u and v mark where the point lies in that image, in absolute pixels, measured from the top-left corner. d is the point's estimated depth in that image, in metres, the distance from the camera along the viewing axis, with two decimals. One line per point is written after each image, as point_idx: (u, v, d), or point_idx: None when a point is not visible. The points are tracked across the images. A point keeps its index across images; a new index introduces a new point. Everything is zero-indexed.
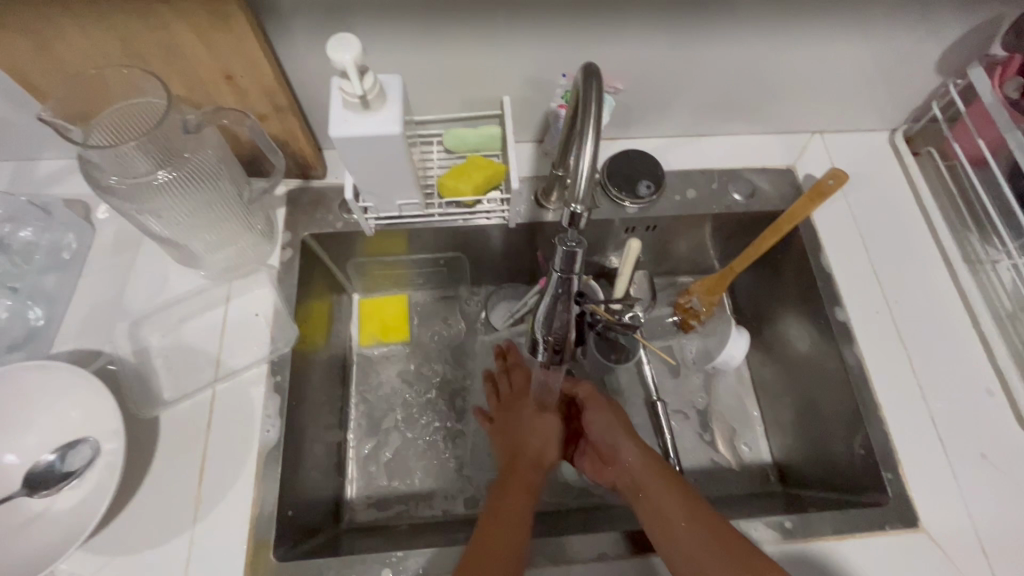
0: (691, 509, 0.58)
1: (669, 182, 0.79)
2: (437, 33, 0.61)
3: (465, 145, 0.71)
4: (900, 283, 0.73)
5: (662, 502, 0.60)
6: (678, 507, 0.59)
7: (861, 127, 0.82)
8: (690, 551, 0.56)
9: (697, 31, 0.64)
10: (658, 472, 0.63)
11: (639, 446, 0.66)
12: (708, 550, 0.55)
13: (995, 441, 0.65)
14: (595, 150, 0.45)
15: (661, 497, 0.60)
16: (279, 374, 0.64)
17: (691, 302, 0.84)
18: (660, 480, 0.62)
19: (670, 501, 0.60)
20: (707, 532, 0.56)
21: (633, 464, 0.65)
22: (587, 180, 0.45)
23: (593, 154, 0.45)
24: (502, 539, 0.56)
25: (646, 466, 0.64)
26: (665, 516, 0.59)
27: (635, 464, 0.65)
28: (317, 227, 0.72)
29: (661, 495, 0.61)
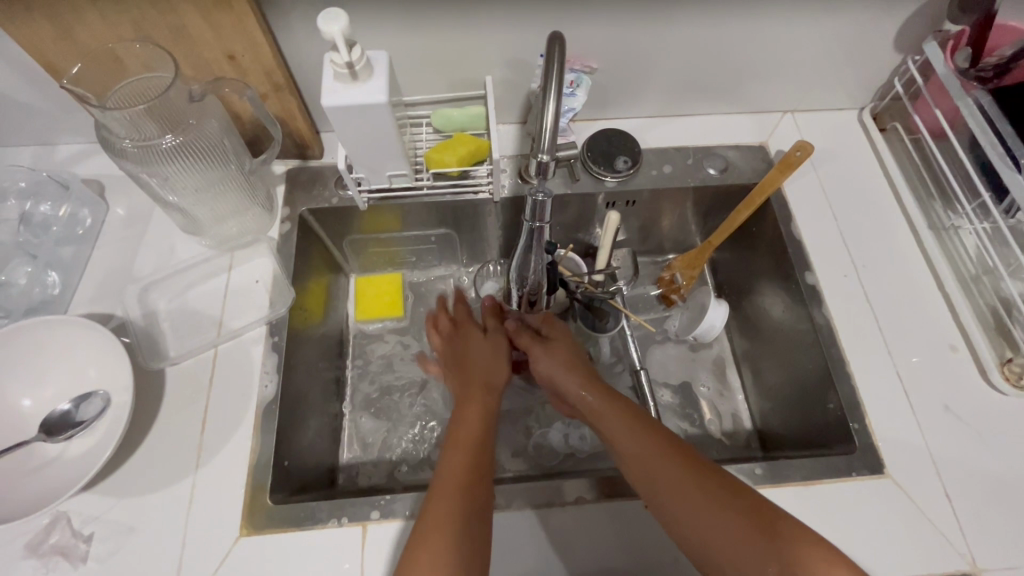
0: (648, 433, 0.59)
1: (646, 158, 0.83)
2: (421, 16, 0.66)
3: (452, 123, 0.76)
4: (866, 249, 0.77)
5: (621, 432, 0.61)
6: (638, 435, 0.60)
7: (830, 105, 0.86)
8: (646, 473, 0.57)
9: (662, 12, 0.69)
10: (612, 406, 0.63)
11: (596, 383, 0.67)
12: (664, 471, 0.56)
13: (958, 393, 0.67)
14: (557, 107, 0.50)
15: (620, 428, 0.61)
16: (277, 335, 0.69)
17: (674, 277, 0.88)
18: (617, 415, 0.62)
19: (628, 430, 0.60)
20: (661, 453, 0.57)
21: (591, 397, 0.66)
22: (551, 136, 0.51)
23: (555, 113, 0.50)
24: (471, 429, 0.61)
25: (602, 399, 0.65)
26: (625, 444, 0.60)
27: (593, 400, 0.65)
28: (315, 203, 0.77)
29: (619, 426, 0.61)
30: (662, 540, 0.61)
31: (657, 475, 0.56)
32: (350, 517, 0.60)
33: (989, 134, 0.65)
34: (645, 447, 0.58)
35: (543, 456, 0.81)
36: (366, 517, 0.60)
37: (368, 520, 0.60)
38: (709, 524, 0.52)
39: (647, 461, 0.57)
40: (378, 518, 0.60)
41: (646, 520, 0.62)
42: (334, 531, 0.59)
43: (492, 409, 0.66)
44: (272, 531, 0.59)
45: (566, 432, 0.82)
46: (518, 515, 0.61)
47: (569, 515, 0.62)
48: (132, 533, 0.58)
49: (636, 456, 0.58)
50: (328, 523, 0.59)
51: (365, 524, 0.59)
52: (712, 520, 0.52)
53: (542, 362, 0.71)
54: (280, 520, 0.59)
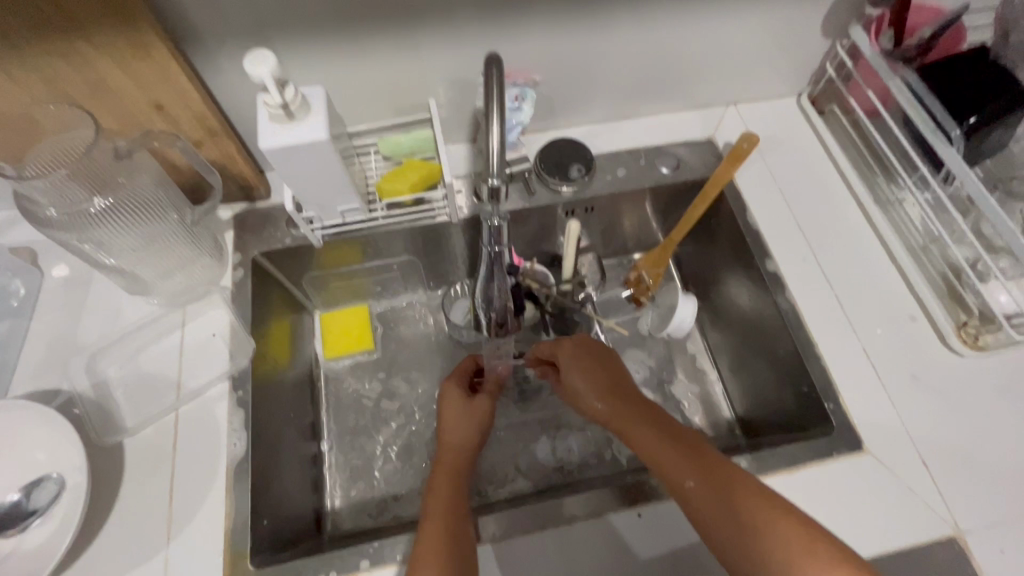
0: (784, 509, 0.51)
1: (599, 164, 0.83)
2: (353, 46, 0.65)
3: (400, 150, 0.75)
4: (820, 230, 0.78)
5: (746, 505, 0.52)
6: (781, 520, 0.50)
7: (769, 94, 0.88)
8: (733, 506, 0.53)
9: (595, 19, 0.69)
10: (736, 476, 0.55)
11: (701, 454, 0.57)
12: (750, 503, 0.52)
13: (922, 360, 0.69)
14: (501, 129, 0.50)
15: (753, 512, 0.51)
16: (241, 390, 0.66)
17: (641, 277, 0.89)
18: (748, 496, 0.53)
19: (763, 511, 0.51)
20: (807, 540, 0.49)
21: (690, 462, 0.56)
22: (498, 158, 0.51)
23: (499, 136, 0.49)
24: (448, 496, 0.60)
25: (716, 469, 0.55)
26: (754, 520, 0.51)
27: (695, 471, 0.55)
28: (265, 245, 0.75)
29: (742, 499, 0.52)
30: (658, 548, 0.61)
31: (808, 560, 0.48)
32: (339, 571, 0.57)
33: (920, 110, 0.67)
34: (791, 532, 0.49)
35: (530, 472, 0.81)
36: (355, 568, 0.57)
37: (358, 571, 0.57)
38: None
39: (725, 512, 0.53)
40: (368, 567, 0.57)
41: (640, 530, 0.61)
42: None
43: (467, 472, 0.65)
44: None
45: (553, 446, 0.82)
46: (513, 544, 0.60)
47: (566, 536, 0.61)
48: None
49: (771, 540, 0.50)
50: None
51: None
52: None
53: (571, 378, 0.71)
54: None
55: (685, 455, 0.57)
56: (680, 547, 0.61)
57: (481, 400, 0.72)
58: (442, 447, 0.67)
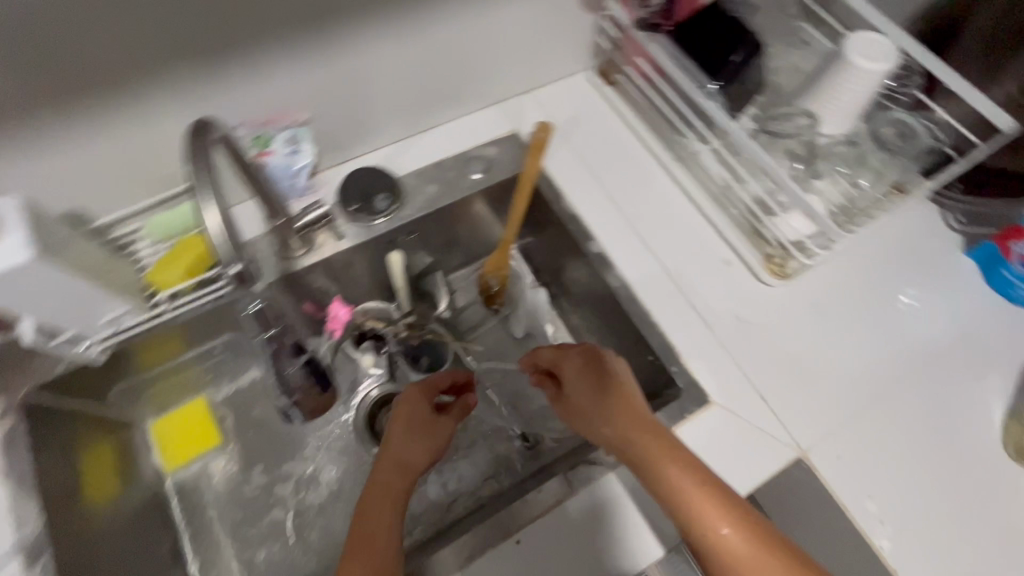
0: (746, 518, 0.53)
1: (408, 186, 0.79)
2: (53, 133, 0.54)
3: (171, 229, 0.66)
4: (633, 199, 0.80)
5: (709, 511, 0.53)
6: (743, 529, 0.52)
7: (559, 74, 0.88)
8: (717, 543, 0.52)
9: (340, 42, 0.63)
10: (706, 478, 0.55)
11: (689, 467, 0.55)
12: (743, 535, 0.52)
13: (744, 300, 0.73)
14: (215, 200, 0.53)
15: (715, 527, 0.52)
16: (36, 563, 0.55)
17: (489, 283, 0.88)
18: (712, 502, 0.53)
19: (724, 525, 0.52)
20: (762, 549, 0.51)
21: (668, 466, 0.55)
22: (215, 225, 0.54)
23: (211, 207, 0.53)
24: (379, 521, 0.57)
25: (690, 479, 0.54)
26: (713, 525, 0.52)
27: (675, 476, 0.54)
28: (36, 379, 0.62)
29: (710, 504, 0.53)
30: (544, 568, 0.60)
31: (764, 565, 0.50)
32: None
33: (676, 71, 0.70)
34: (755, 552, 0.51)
35: (424, 516, 0.78)
36: None
37: None
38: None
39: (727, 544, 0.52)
40: None
41: (522, 556, 0.60)
42: None
43: (407, 498, 0.60)
44: None
45: (442, 483, 0.80)
46: None
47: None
48: None
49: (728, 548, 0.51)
50: None
51: None
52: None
53: (573, 386, 0.65)
54: None
55: (669, 462, 0.55)
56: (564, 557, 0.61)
57: (445, 421, 0.68)
58: (384, 457, 0.63)
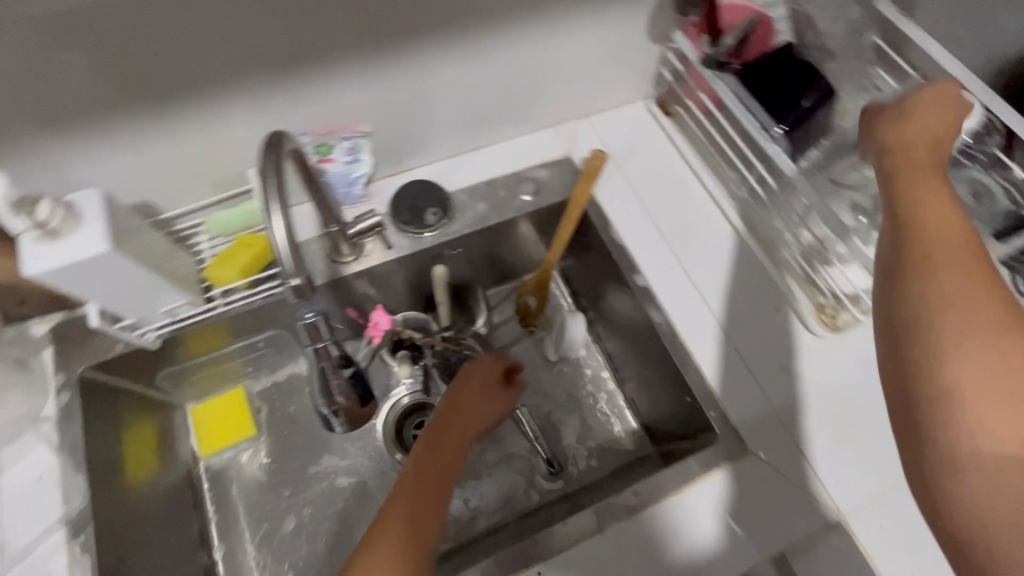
0: (949, 342, 0.41)
1: (458, 202, 0.80)
2: (135, 131, 0.58)
3: (232, 226, 0.69)
4: (684, 235, 0.79)
5: (956, 291, 0.43)
6: (987, 349, 0.40)
7: (617, 102, 0.88)
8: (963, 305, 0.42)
9: (410, 60, 0.65)
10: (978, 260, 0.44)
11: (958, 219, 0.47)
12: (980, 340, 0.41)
13: (791, 350, 0.71)
14: (281, 216, 0.52)
15: (959, 328, 0.41)
16: (79, 536, 0.58)
17: (528, 302, 0.88)
18: (984, 312, 0.42)
19: (974, 346, 0.41)
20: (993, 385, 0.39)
21: (951, 276, 0.43)
22: (282, 239, 0.52)
23: (280, 225, 0.52)
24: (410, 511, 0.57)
25: (975, 288, 0.43)
26: (936, 338, 0.42)
27: (957, 273, 0.44)
28: (94, 359, 0.66)
29: (1013, 351, 0.40)
30: None
31: (970, 415, 0.39)
32: None
33: (727, 123, 0.73)
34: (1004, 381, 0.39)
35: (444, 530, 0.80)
36: None
37: None
38: (1010, 491, 0.37)
39: (977, 327, 0.41)
40: None
41: None
42: None
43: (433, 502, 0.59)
44: None
45: (464, 499, 0.82)
46: None
47: None
48: None
49: (919, 365, 0.42)
50: None
51: None
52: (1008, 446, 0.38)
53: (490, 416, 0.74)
54: None
55: (946, 230, 0.46)
56: None
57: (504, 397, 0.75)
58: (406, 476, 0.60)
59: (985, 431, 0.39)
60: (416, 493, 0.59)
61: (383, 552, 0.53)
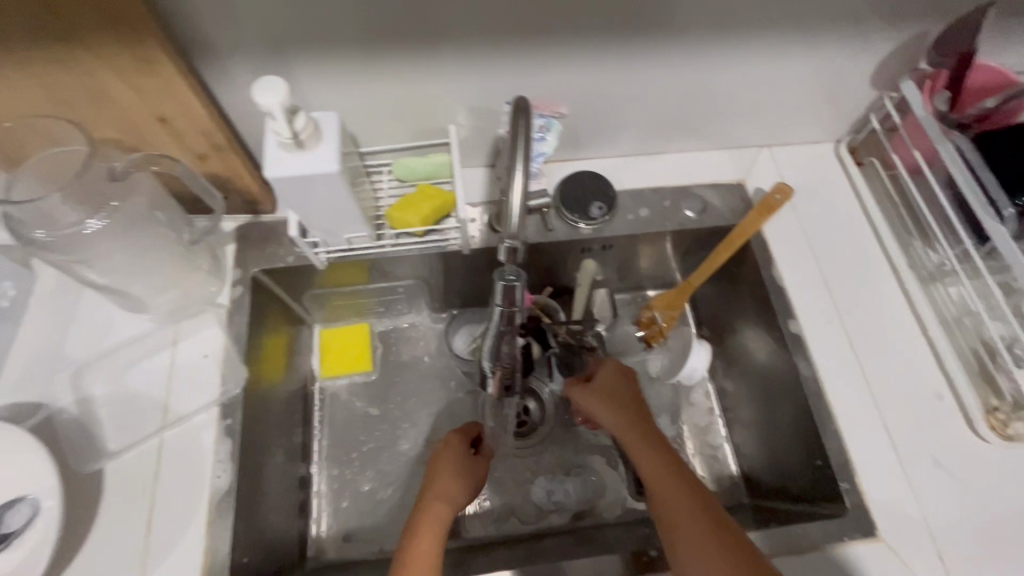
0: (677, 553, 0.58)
1: (622, 201, 0.79)
2: (373, 66, 0.61)
3: (415, 174, 0.72)
4: (849, 293, 0.74)
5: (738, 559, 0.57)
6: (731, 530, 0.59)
7: (806, 139, 0.84)
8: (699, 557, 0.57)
9: (634, 54, 0.65)
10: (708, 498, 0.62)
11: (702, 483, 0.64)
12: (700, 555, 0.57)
13: (946, 445, 0.66)
14: (523, 175, 0.45)
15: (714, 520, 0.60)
16: (230, 418, 0.63)
17: (653, 318, 0.83)
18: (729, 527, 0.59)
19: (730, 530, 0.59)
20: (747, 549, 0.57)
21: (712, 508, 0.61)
22: (520, 200, 0.45)
23: (524, 184, 0.44)
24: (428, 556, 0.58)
25: (736, 543, 0.58)
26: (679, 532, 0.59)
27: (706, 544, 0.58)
28: (269, 263, 0.71)
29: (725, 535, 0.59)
30: None
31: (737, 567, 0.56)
32: None
33: (939, 188, 0.68)
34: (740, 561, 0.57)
35: (523, 513, 0.79)
36: None
37: None
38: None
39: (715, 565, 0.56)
40: None
41: None
42: None
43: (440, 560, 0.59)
44: None
45: (549, 489, 0.80)
46: None
47: None
48: None
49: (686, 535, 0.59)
50: None
51: None
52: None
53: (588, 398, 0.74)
54: None
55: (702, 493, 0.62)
56: None
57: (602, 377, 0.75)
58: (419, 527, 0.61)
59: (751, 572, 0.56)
60: (429, 522, 0.61)
61: (418, 557, 0.58)
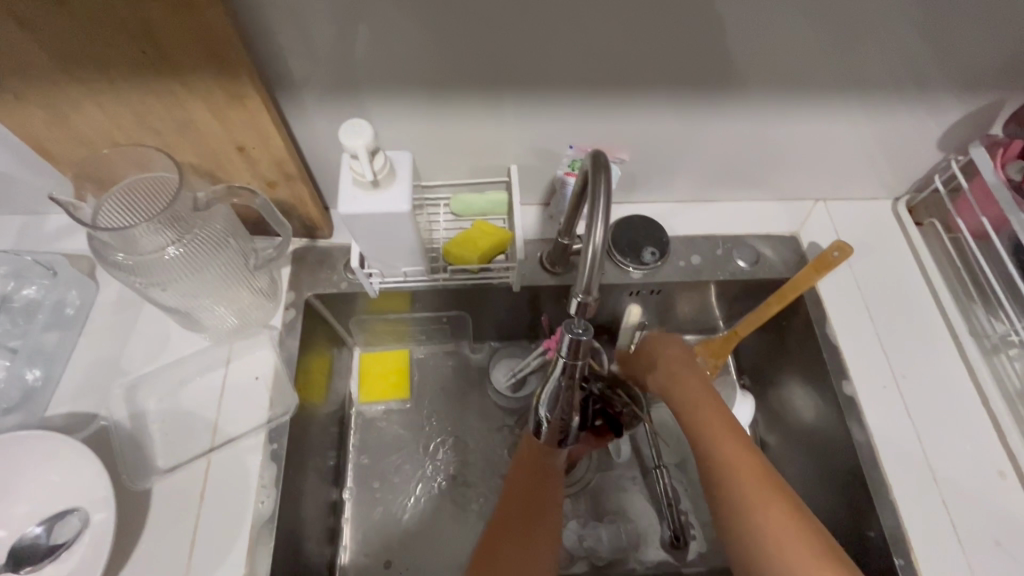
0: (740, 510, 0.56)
1: (674, 247, 0.79)
2: (445, 107, 0.63)
3: (471, 210, 0.73)
4: (906, 357, 0.72)
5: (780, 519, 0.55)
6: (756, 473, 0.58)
7: (863, 195, 0.83)
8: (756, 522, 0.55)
9: (701, 109, 0.66)
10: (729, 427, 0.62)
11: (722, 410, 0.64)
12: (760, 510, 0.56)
13: (1009, 526, 0.63)
14: (604, 229, 0.44)
15: (737, 457, 0.59)
16: (276, 442, 0.63)
17: (695, 365, 0.81)
18: (758, 477, 0.57)
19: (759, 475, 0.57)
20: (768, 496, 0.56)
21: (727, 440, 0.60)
22: (600, 254, 0.44)
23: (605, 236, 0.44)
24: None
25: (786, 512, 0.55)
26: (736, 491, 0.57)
27: (754, 487, 0.57)
28: (322, 287, 0.73)
29: (749, 477, 0.58)
30: None
31: (753, 516, 0.56)
32: None
33: (1006, 254, 0.67)
34: (757, 490, 0.57)
35: None
36: None
37: None
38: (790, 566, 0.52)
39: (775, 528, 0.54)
40: None
41: None
42: None
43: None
44: None
45: (581, 533, 0.78)
46: None
47: None
48: None
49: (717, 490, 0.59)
50: None
51: None
52: (765, 533, 0.54)
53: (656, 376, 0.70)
54: None
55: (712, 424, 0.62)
56: None
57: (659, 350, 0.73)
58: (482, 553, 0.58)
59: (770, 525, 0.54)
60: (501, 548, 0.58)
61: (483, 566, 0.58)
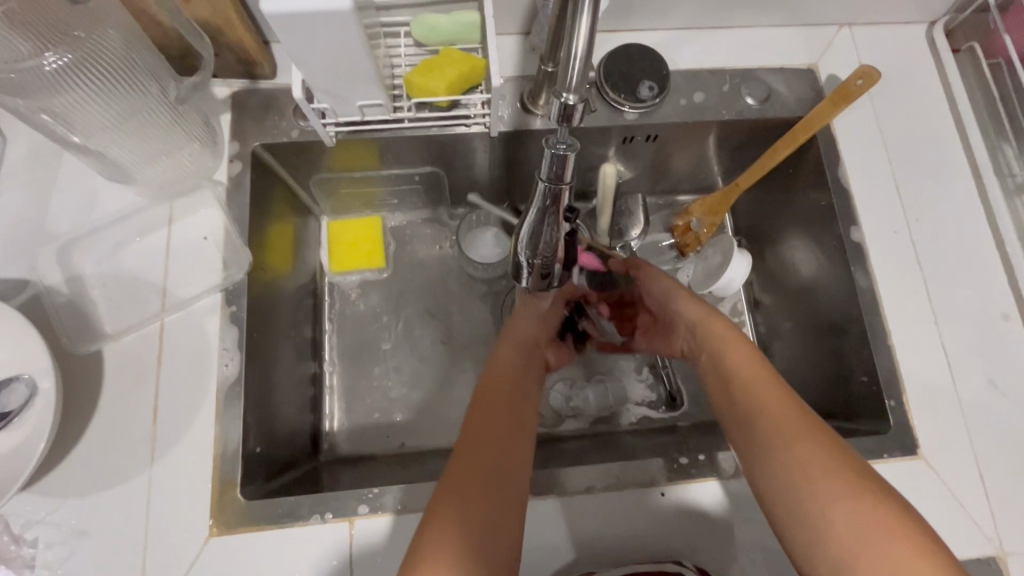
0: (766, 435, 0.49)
1: (675, 84, 0.68)
2: None
3: (437, 34, 0.61)
4: (921, 201, 0.66)
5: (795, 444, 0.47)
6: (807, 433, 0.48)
7: (895, 18, 0.71)
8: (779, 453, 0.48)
9: None
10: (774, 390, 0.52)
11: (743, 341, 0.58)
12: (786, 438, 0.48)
13: (1005, 365, 0.61)
14: (591, 18, 0.37)
15: (762, 387, 0.52)
16: (235, 305, 0.58)
17: (690, 224, 0.75)
18: (803, 420, 0.49)
19: (808, 447, 0.47)
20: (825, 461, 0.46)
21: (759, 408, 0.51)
22: (585, 46, 0.38)
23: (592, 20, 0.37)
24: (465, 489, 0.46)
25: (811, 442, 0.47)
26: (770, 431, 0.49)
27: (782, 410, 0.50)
28: (269, 136, 0.63)
29: (783, 417, 0.49)
30: (675, 515, 0.56)
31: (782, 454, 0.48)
32: (335, 513, 0.53)
33: None
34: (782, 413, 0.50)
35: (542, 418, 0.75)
36: (353, 512, 0.53)
37: (355, 516, 0.53)
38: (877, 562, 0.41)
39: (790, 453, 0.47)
40: (366, 513, 0.53)
41: (662, 509, 0.56)
42: (317, 528, 0.53)
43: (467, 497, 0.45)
44: (245, 530, 0.52)
45: (568, 394, 0.76)
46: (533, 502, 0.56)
47: (584, 502, 0.56)
48: (82, 535, 0.51)
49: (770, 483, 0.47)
50: (310, 520, 0.53)
51: (353, 520, 0.53)
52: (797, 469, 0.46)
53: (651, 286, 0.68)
54: (254, 518, 0.52)
55: (754, 392, 0.52)
56: (704, 527, 0.56)
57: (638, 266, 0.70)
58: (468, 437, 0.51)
59: (843, 502, 0.43)
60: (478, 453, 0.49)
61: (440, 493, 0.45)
